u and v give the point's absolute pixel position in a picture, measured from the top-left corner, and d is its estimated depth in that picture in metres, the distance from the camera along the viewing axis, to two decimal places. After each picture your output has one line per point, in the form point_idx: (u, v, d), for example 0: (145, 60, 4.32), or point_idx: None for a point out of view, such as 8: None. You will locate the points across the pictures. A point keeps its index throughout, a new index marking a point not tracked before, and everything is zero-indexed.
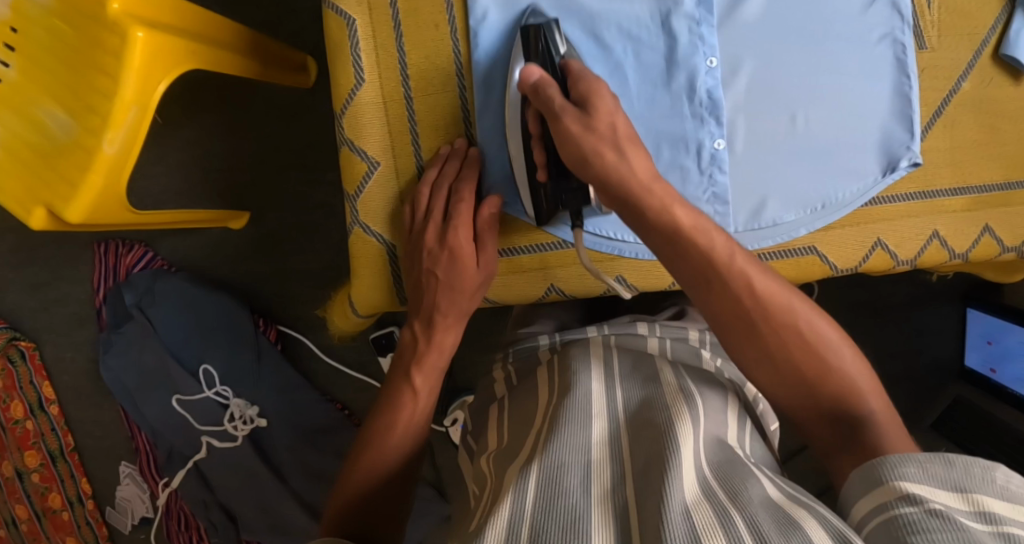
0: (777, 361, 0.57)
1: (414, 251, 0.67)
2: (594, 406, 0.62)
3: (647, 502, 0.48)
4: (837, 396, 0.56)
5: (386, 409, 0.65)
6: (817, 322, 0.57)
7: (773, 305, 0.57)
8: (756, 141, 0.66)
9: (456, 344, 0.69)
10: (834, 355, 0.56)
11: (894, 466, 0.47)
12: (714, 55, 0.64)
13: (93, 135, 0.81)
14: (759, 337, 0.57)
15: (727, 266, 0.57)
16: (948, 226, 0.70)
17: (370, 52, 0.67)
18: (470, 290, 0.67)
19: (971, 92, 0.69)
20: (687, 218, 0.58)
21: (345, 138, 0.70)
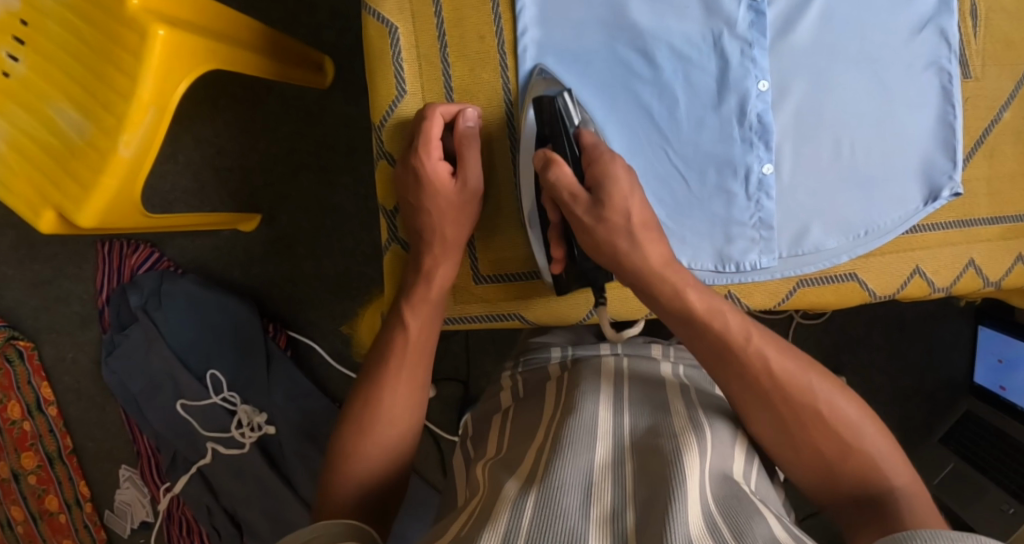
0: (798, 447, 0.57)
1: (404, 181, 0.65)
2: (598, 427, 0.62)
3: (648, 533, 0.48)
4: (860, 476, 0.55)
5: (374, 372, 0.65)
6: (837, 401, 0.56)
7: (792, 389, 0.56)
8: (803, 167, 0.66)
9: (451, 275, 0.67)
10: (861, 434, 0.56)
11: (926, 542, 0.44)
12: (765, 78, 0.63)
13: (107, 136, 0.78)
14: (777, 415, 0.57)
15: (743, 348, 0.58)
16: (984, 254, 0.70)
17: (412, 63, 0.66)
18: (455, 214, 0.65)
19: (1011, 122, 0.69)
20: (701, 302, 0.59)
21: (383, 151, 0.68)
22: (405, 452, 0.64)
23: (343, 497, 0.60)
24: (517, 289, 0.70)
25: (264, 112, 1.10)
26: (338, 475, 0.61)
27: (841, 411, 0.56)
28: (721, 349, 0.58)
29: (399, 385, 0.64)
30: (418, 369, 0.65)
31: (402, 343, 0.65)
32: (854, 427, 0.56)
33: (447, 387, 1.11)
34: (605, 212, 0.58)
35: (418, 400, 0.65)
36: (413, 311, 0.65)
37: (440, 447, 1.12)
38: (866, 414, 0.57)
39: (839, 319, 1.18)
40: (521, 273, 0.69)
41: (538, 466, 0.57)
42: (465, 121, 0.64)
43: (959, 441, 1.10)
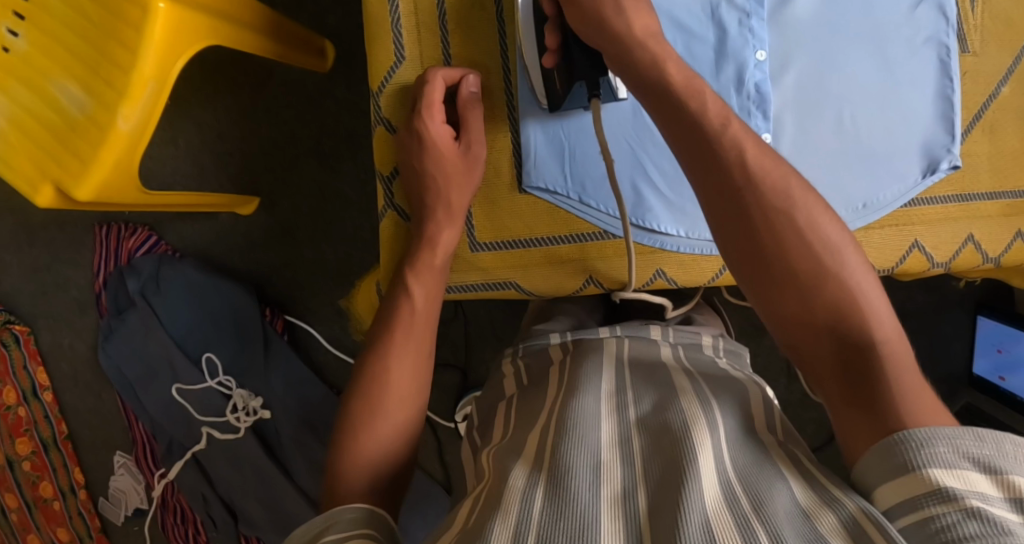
0: (771, 261, 0.52)
1: (406, 144, 0.66)
2: (603, 409, 0.60)
3: (664, 511, 0.46)
4: (836, 307, 0.51)
5: (374, 348, 0.63)
6: (817, 220, 0.53)
7: (768, 189, 0.52)
8: (803, 137, 0.65)
9: (453, 241, 0.67)
10: (840, 260, 0.52)
11: (923, 445, 0.45)
12: (762, 48, 0.64)
13: (107, 111, 0.78)
14: (749, 223, 0.53)
15: (720, 138, 0.54)
16: (984, 230, 0.70)
17: (412, 31, 0.67)
18: (456, 175, 0.65)
19: (1011, 98, 0.69)
20: (679, 75, 0.56)
21: (381, 117, 0.69)
22: (413, 427, 0.62)
23: (350, 481, 0.57)
24: (514, 258, 0.69)
25: (264, 96, 1.10)
26: (346, 457, 0.58)
27: (819, 228, 0.53)
28: (692, 135, 0.54)
29: (404, 356, 0.63)
30: (423, 344, 0.64)
31: (406, 313, 0.64)
32: (833, 250, 0.52)
33: (445, 374, 1.10)
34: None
35: (423, 371, 0.64)
36: (417, 277, 0.65)
37: (437, 435, 1.11)
38: (847, 240, 0.53)
39: None
40: (518, 240, 0.69)
41: (545, 446, 0.55)
42: (465, 83, 0.66)
43: None
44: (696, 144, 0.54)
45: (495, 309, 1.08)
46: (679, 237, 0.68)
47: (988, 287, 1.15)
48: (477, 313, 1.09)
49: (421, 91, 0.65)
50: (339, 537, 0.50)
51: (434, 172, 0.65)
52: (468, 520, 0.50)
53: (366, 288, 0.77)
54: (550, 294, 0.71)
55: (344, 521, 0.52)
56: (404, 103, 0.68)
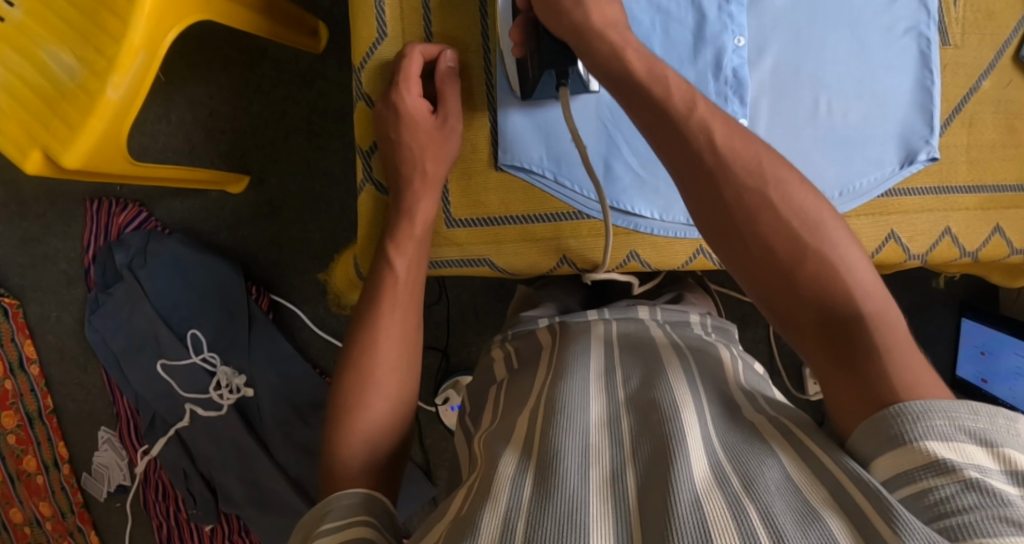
0: (748, 240, 0.50)
1: (382, 117, 0.67)
2: (593, 390, 0.60)
3: (653, 492, 0.45)
4: (819, 277, 0.48)
5: (363, 327, 0.63)
6: (793, 194, 0.50)
7: (738, 167, 0.51)
8: (780, 123, 0.67)
9: (431, 212, 0.67)
10: (820, 231, 0.49)
11: (918, 419, 0.43)
12: (741, 34, 0.66)
13: (97, 79, 0.78)
14: (725, 204, 0.51)
15: (685, 118, 0.53)
16: (961, 223, 0.70)
17: (394, 7, 0.68)
18: (430, 145, 0.66)
19: (989, 92, 0.70)
20: (642, 64, 0.55)
21: (363, 93, 0.69)
22: (403, 399, 0.62)
23: (347, 455, 0.57)
24: (488, 234, 0.71)
25: (259, 75, 1.11)
26: (343, 433, 0.58)
27: (796, 204, 0.50)
28: (660, 120, 0.53)
29: (392, 328, 0.63)
30: (409, 314, 0.64)
31: (390, 284, 0.65)
32: (812, 222, 0.50)
33: (427, 357, 1.11)
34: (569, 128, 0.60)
35: (409, 343, 0.64)
36: (399, 250, 0.66)
37: (418, 418, 1.12)
38: (829, 213, 0.50)
39: None
40: (494, 218, 0.70)
41: (534, 432, 0.55)
42: (444, 58, 0.66)
43: None
44: (658, 102, 0.54)
45: (479, 294, 1.09)
46: (650, 220, 0.70)
47: (971, 288, 1.16)
48: (459, 297, 1.09)
49: (399, 66, 0.66)
50: (337, 524, 0.49)
51: (412, 150, 0.66)
52: (458, 513, 0.49)
53: (344, 263, 0.77)
54: (525, 273, 0.73)
55: (341, 507, 0.51)
56: (381, 78, 0.69)
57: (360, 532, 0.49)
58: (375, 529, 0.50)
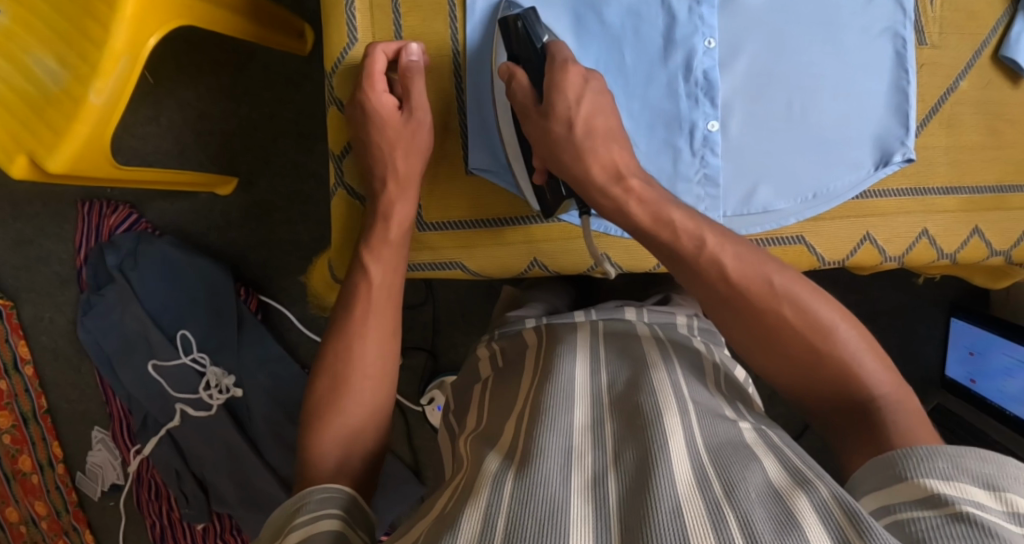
0: (769, 349, 0.55)
1: (355, 121, 0.67)
2: (576, 392, 0.60)
3: (632, 499, 0.45)
4: (836, 380, 0.53)
5: (340, 332, 0.63)
6: (806, 307, 0.54)
7: (751, 294, 0.54)
8: (753, 125, 0.67)
9: (409, 217, 0.68)
10: (833, 337, 0.53)
11: (921, 461, 0.44)
12: (713, 36, 0.65)
13: (81, 85, 0.78)
14: (743, 320, 0.55)
15: (696, 256, 0.56)
16: (939, 226, 0.70)
17: (365, 13, 0.68)
18: (402, 149, 0.66)
19: (968, 92, 0.70)
20: (645, 214, 0.58)
21: (335, 98, 0.70)
22: (382, 403, 0.62)
23: (322, 457, 0.57)
24: (461, 238, 0.72)
25: (247, 77, 1.11)
26: (318, 434, 0.59)
27: (808, 315, 0.54)
28: (675, 259, 0.57)
29: (370, 332, 0.63)
30: (386, 319, 0.65)
31: (364, 289, 0.65)
32: (826, 330, 0.53)
33: (415, 357, 1.11)
34: (550, 121, 0.60)
35: (391, 351, 0.64)
36: (374, 256, 0.66)
37: (406, 419, 1.13)
38: (839, 314, 0.54)
39: None
40: (467, 222, 0.71)
41: (518, 435, 0.55)
42: (413, 64, 0.66)
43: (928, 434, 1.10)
44: (669, 246, 0.57)
45: (467, 295, 1.09)
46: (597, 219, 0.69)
47: (961, 287, 1.15)
48: (447, 298, 1.10)
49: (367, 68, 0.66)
50: (309, 517, 0.50)
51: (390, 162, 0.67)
52: (442, 510, 0.50)
53: (320, 266, 0.77)
54: (497, 274, 0.74)
55: (313, 501, 0.52)
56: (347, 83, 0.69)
57: (327, 525, 0.49)
58: (346, 524, 0.51)
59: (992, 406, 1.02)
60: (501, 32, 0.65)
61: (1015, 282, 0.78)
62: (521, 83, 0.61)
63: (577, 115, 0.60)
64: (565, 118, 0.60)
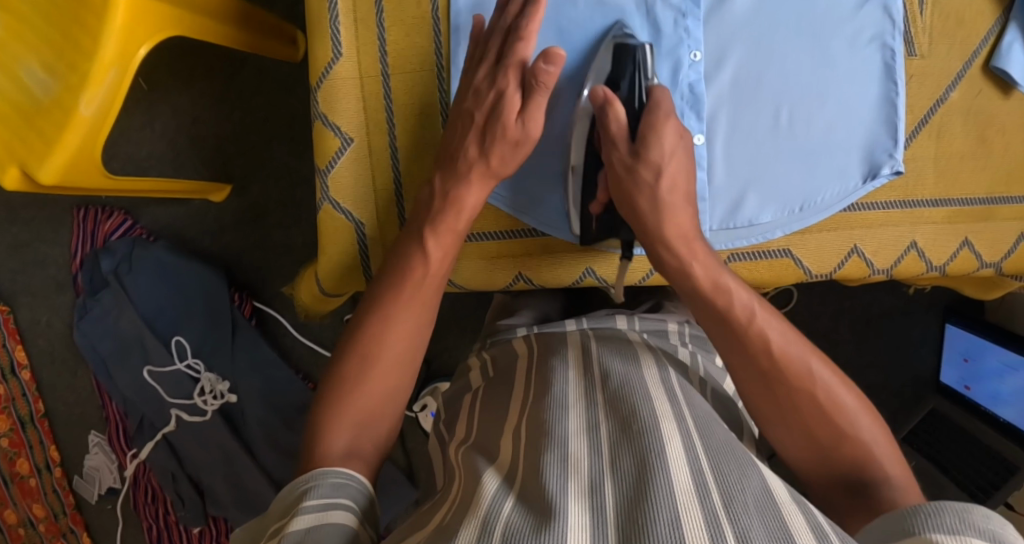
0: (794, 427, 0.57)
1: (479, 91, 0.64)
2: (571, 397, 0.59)
3: (630, 510, 0.45)
4: (854, 464, 0.55)
5: (380, 312, 0.63)
6: (837, 394, 0.56)
7: (790, 371, 0.56)
8: (740, 137, 0.67)
9: (478, 205, 0.65)
10: (857, 425, 0.55)
11: (927, 518, 0.44)
12: (698, 49, 0.65)
13: (70, 95, 0.78)
14: (775, 396, 0.57)
15: (744, 327, 0.58)
16: (927, 238, 0.70)
17: (349, 26, 0.67)
18: (512, 142, 0.63)
19: (958, 102, 0.69)
20: (705, 278, 0.60)
21: (319, 112, 0.68)
22: (402, 390, 0.62)
23: (333, 440, 0.58)
24: None
25: (240, 83, 1.11)
26: (335, 417, 0.59)
27: (837, 399, 0.56)
28: (723, 329, 0.59)
29: (407, 317, 0.63)
30: (426, 309, 0.64)
31: (420, 268, 0.64)
32: (851, 417, 0.56)
33: None
34: (639, 165, 0.61)
35: (422, 335, 0.64)
36: (435, 236, 0.64)
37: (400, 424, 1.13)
38: (864, 406, 0.56)
39: (803, 311, 1.16)
40: None
41: (518, 453, 0.55)
42: (524, 43, 0.61)
43: (920, 440, 1.10)
44: (720, 314, 0.59)
45: (460, 301, 1.10)
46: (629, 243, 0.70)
47: (954, 292, 1.15)
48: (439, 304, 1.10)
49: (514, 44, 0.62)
50: (321, 503, 0.50)
51: (472, 147, 0.64)
52: (442, 522, 0.51)
53: (307, 278, 0.76)
54: (482, 289, 0.74)
55: (327, 485, 0.52)
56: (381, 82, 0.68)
57: (341, 518, 0.50)
58: (355, 514, 0.52)
59: (984, 412, 1.02)
60: (609, 56, 0.63)
61: (1005, 293, 0.79)
62: (618, 117, 0.60)
63: (666, 167, 0.60)
64: (655, 166, 0.60)
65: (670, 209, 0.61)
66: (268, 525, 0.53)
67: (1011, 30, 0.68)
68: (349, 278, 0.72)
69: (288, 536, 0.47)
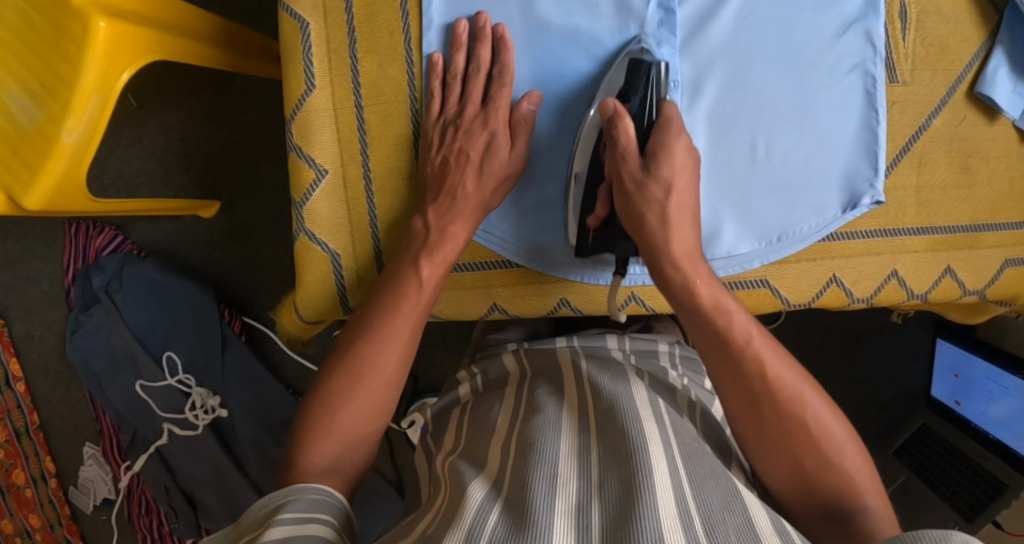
0: (780, 456, 0.57)
1: (469, 133, 0.65)
2: (562, 422, 0.59)
3: (614, 535, 0.45)
4: (835, 495, 0.56)
5: (374, 332, 0.62)
6: (825, 420, 0.57)
7: (783, 395, 0.57)
8: (718, 167, 0.66)
9: (468, 237, 0.66)
10: (842, 455, 0.56)
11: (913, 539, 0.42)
12: (675, 78, 0.65)
13: (54, 123, 0.78)
14: (764, 420, 0.57)
15: (742, 348, 0.58)
16: (909, 265, 0.69)
17: (323, 58, 0.67)
18: (499, 175, 0.65)
19: (942, 129, 0.68)
20: (708, 294, 0.60)
21: (294, 143, 0.69)
22: (388, 410, 0.63)
23: (317, 455, 0.58)
24: None
25: (228, 100, 1.12)
26: (324, 431, 0.59)
27: (826, 428, 0.57)
28: (720, 344, 0.59)
29: (399, 341, 0.62)
30: (416, 334, 0.64)
31: (412, 287, 0.63)
32: (837, 447, 0.57)
33: None
34: (648, 180, 0.59)
35: (411, 355, 0.64)
36: (430, 259, 0.64)
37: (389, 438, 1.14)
38: (850, 435, 0.58)
39: (793, 327, 1.16)
40: None
41: (506, 465, 0.55)
42: (507, 89, 0.65)
43: (910, 455, 1.10)
44: (718, 333, 0.59)
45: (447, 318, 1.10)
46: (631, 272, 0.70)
47: None
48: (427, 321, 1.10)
49: (490, 87, 0.66)
50: (297, 517, 0.51)
51: (470, 184, 0.65)
52: (425, 532, 0.50)
53: (288, 309, 0.76)
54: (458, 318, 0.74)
55: (305, 500, 0.53)
56: (354, 115, 0.68)
57: (318, 530, 0.50)
58: (331, 529, 0.52)
59: (975, 429, 1.02)
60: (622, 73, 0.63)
61: (988, 317, 0.79)
62: (627, 129, 0.59)
63: (676, 183, 0.59)
64: (665, 182, 0.59)
65: (678, 225, 0.59)
66: (243, 533, 0.53)
67: (996, 56, 0.67)
68: (326, 308, 0.72)
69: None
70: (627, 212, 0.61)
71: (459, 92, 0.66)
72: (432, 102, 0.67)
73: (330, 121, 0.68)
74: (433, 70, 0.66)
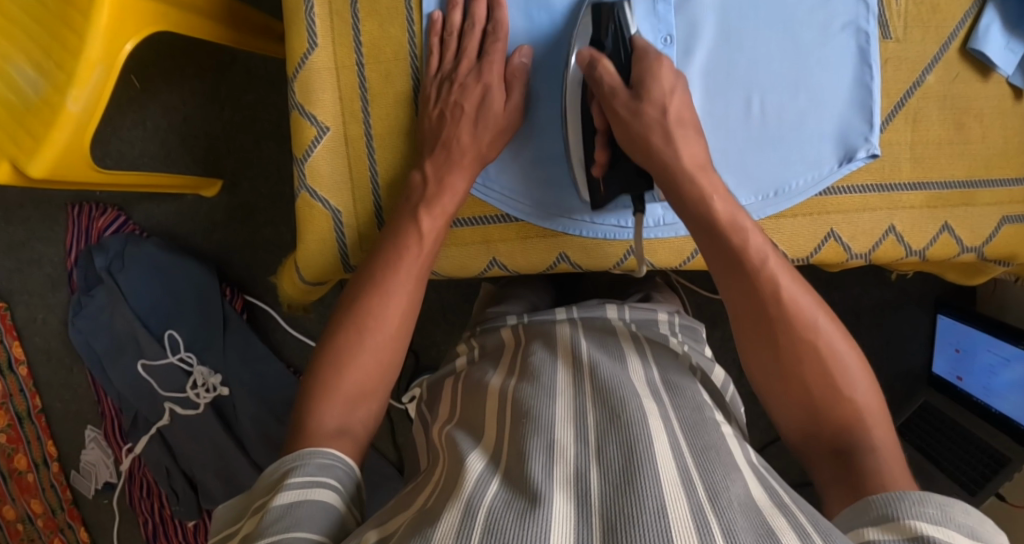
0: (789, 382, 0.57)
1: (466, 87, 0.66)
2: (557, 389, 0.58)
3: (615, 500, 0.44)
4: (844, 426, 0.55)
5: (371, 294, 0.62)
6: (836, 348, 0.57)
7: (794, 313, 0.57)
8: (713, 122, 0.67)
9: (467, 191, 0.67)
10: (853, 384, 0.56)
11: (912, 504, 0.45)
12: (671, 32, 0.66)
13: (58, 92, 0.78)
14: (774, 341, 0.57)
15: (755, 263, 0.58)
16: (905, 221, 0.70)
17: (325, 17, 0.68)
18: (496, 129, 0.67)
19: (936, 85, 0.69)
20: (722, 201, 0.60)
21: (297, 102, 0.69)
22: (392, 372, 0.62)
23: (327, 418, 0.57)
24: None
25: (229, 80, 1.13)
26: (323, 393, 0.58)
27: (836, 352, 0.57)
28: (731, 256, 0.59)
29: (400, 301, 0.62)
30: (414, 296, 0.64)
31: (414, 242, 0.64)
32: (848, 374, 0.56)
33: None
34: (642, 104, 0.60)
35: (412, 316, 0.64)
36: (429, 212, 0.65)
37: (390, 416, 1.14)
38: (862, 365, 0.57)
39: None
40: None
41: (502, 438, 0.54)
42: (501, 44, 0.66)
43: (912, 431, 1.10)
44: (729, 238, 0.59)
45: (446, 294, 1.10)
46: (649, 226, 0.71)
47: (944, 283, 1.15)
48: (427, 298, 1.10)
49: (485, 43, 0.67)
50: (305, 481, 0.50)
51: (466, 137, 0.66)
52: (424, 505, 0.49)
53: (290, 271, 0.77)
54: (457, 275, 0.74)
55: (313, 464, 0.52)
56: (355, 72, 0.69)
57: (325, 496, 0.50)
58: (339, 494, 0.51)
59: (976, 403, 1.02)
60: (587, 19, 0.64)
61: (986, 279, 0.80)
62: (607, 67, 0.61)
63: (669, 103, 0.60)
64: (659, 103, 0.60)
65: (683, 140, 0.60)
66: (255, 499, 0.53)
67: (989, 12, 0.67)
68: (328, 268, 0.72)
69: (271, 511, 0.48)
70: (631, 140, 0.61)
71: (455, 48, 0.67)
72: (431, 60, 0.68)
73: (332, 79, 0.69)
74: (432, 28, 0.67)
